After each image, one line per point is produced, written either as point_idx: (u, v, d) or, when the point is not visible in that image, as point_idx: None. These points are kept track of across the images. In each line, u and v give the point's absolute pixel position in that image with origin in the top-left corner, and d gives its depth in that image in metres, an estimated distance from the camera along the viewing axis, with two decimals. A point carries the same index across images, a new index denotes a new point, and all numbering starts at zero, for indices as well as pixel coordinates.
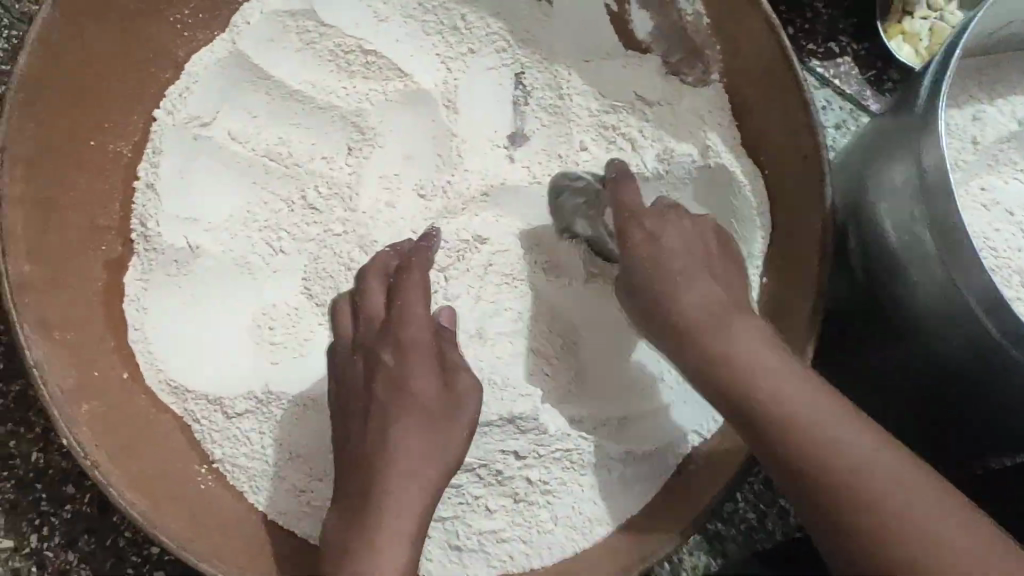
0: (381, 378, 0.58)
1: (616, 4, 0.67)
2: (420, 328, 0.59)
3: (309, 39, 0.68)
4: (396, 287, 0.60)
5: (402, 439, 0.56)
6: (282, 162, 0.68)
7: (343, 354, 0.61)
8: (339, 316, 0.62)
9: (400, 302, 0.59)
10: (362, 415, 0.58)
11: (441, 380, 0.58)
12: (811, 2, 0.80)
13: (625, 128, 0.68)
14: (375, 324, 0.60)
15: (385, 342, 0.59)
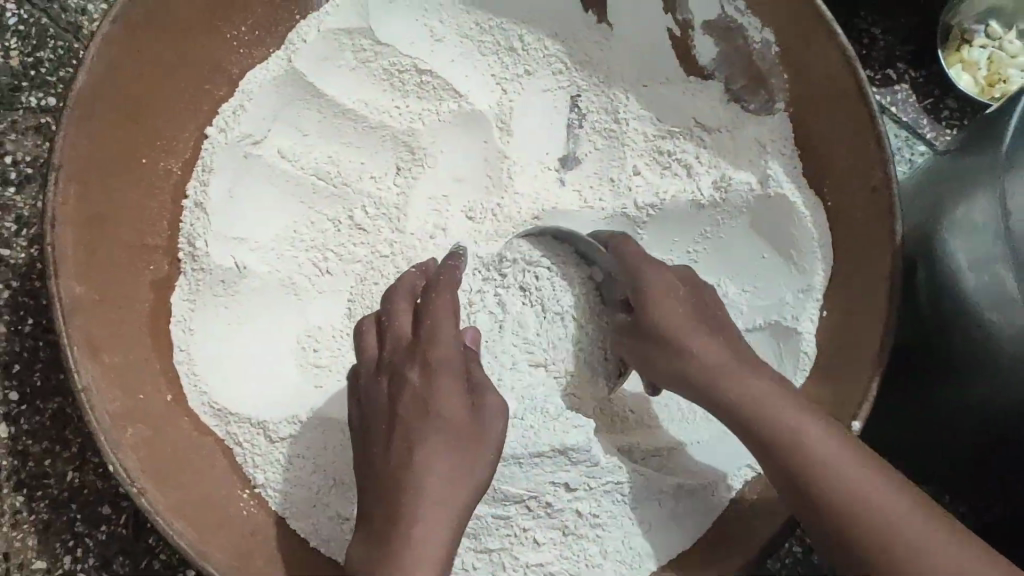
0: (404, 398, 0.54)
1: (679, 29, 0.66)
2: (451, 347, 0.56)
3: (364, 58, 0.67)
4: (425, 307, 0.58)
5: (431, 460, 0.52)
6: (331, 181, 0.67)
7: (367, 375, 0.57)
8: (363, 335, 0.59)
9: (427, 323, 0.57)
10: (387, 434, 0.54)
11: (469, 401, 0.55)
12: (868, 28, 0.78)
13: (681, 153, 0.66)
14: (401, 345, 0.57)
15: (411, 360, 0.55)
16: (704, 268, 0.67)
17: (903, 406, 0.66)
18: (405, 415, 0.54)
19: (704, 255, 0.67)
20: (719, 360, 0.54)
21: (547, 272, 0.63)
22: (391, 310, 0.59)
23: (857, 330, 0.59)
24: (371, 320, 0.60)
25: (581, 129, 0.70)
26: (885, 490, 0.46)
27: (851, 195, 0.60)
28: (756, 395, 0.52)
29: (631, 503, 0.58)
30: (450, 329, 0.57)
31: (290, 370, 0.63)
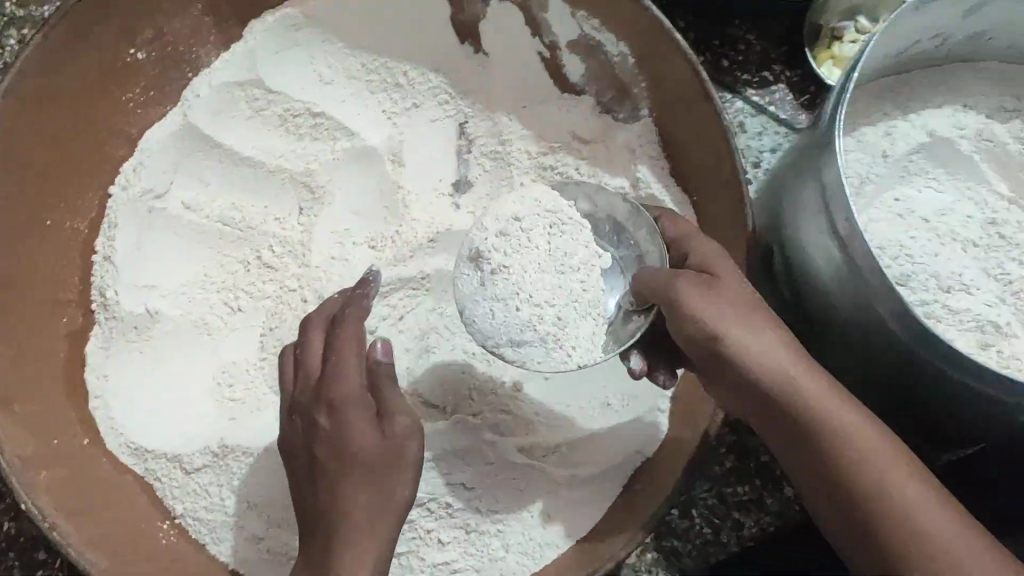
0: (320, 440, 0.56)
1: (548, 52, 0.70)
2: (353, 382, 0.57)
3: (257, 107, 0.71)
4: (331, 339, 0.59)
5: (354, 493, 0.54)
6: (237, 226, 0.70)
7: (287, 416, 0.59)
8: (283, 368, 0.61)
9: (331, 359, 0.57)
10: (311, 477, 0.56)
11: (380, 428, 0.56)
12: (743, 35, 0.83)
13: (562, 167, 0.71)
14: (308, 386, 0.58)
15: (317, 400, 0.57)
16: None
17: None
18: (323, 454, 0.55)
19: None
20: (769, 333, 0.51)
21: (564, 226, 0.62)
22: (303, 349, 0.60)
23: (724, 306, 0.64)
24: (292, 350, 0.62)
25: (470, 154, 0.73)
26: (931, 498, 0.44)
27: (716, 191, 0.63)
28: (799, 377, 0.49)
29: (528, 497, 0.64)
30: (349, 356, 0.57)
31: (207, 405, 0.67)
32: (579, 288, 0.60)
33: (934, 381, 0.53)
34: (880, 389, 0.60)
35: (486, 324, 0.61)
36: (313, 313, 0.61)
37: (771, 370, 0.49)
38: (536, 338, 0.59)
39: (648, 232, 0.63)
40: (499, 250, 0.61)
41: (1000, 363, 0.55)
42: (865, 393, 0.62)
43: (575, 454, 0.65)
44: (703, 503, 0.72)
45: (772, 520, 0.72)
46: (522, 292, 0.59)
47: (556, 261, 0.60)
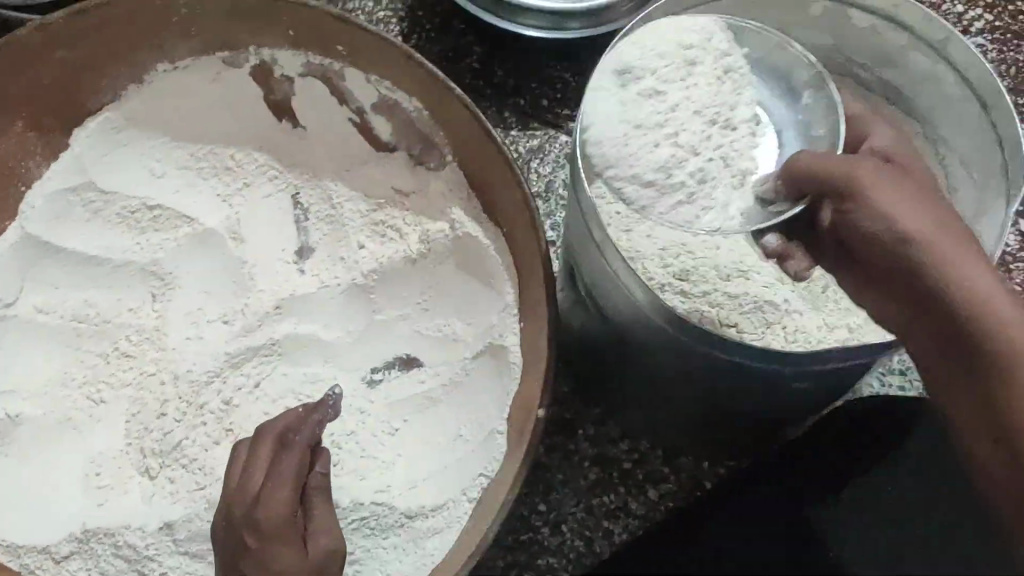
0: (248, 561, 0.56)
1: (358, 117, 0.76)
2: (284, 505, 0.56)
3: (96, 208, 0.76)
4: (274, 460, 0.59)
5: None
6: (90, 321, 0.74)
7: (221, 526, 0.58)
8: (230, 470, 0.60)
9: (274, 480, 0.57)
10: None
11: (303, 547, 0.57)
12: (560, 74, 0.88)
13: (391, 222, 0.75)
14: (245, 496, 0.57)
15: (248, 521, 0.56)
16: (434, 315, 0.74)
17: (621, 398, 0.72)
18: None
19: (430, 303, 0.74)
20: (935, 193, 0.54)
21: (737, 78, 0.61)
22: (251, 458, 0.59)
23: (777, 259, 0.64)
24: (242, 450, 0.61)
25: (307, 222, 0.77)
26: None
27: (513, 225, 0.67)
28: (956, 252, 0.49)
29: (382, 534, 0.68)
30: (289, 478, 0.58)
31: (76, 495, 0.70)
32: (750, 151, 0.59)
33: (717, 367, 0.56)
34: (688, 386, 0.62)
35: (613, 148, 0.57)
36: (266, 424, 0.60)
37: (904, 219, 0.50)
38: (662, 180, 0.57)
39: (825, 106, 0.62)
40: (654, 76, 0.59)
41: (786, 338, 0.60)
42: (683, 395, 0.64)
43: (420, 488, 0.69)
44: (574, 516, 0.73)
45: (640, 523, 0.73)
46: (668, 128, 0.58)
47: (717, 107, 0.60)
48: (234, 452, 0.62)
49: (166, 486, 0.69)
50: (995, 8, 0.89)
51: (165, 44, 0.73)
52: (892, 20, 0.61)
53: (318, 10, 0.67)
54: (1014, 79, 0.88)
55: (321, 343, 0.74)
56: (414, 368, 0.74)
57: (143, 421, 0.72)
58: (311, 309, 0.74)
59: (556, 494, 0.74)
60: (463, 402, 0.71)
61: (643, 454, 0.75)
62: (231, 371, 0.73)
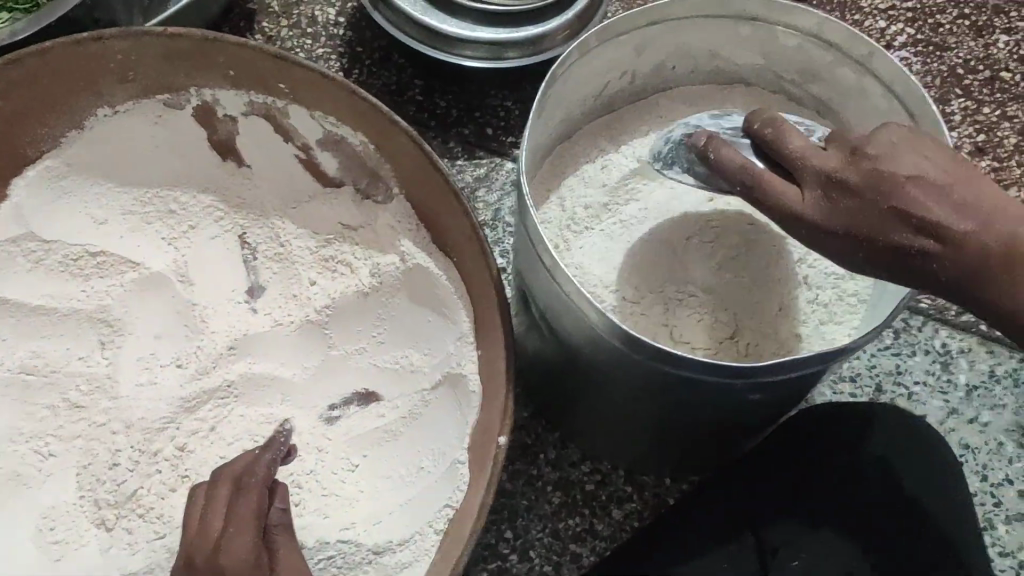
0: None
1: (302, 153, 0.76)
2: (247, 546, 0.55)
3: (38, 257, 0.75)
4: (234, 504, 0.57)
5: None
6: (37, 372, 0.73)
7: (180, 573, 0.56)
8: (190, 509, 0.59)
9: (233, 522, 0.56)
10: None
11: None
12: (501, 103, 0.89)
13: (341, 256, 0.75)
14: (204, 544, 0.55)
15: (211, 567, 0.54)
16: (390, 348, 0.74)
17: (577, 420, 0.72)
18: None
19: (385, 334, 0.75)
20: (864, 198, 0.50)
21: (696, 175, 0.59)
22: (207, 502, 0.58)
23: (725, 277, 0.63)
24: (198, 499, 0.59)
25: (256, 261, 0.77)
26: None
27: (463, 254, 0.68)
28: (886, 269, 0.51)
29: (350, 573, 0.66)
30: (249, 518, 0.56)
31: (29, 553, 0.68)
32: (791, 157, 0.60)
33: (672, 382, 0.56)
34: (644, 404, 0.63)
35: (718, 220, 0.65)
36: (220, 467, 0.60)
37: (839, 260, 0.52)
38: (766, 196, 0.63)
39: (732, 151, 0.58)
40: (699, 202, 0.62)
41: (744, 352, 0.61)
42: (645, 412, 0.64)
43: (383, 523, 0.67)
44: (541, 542, 0.72)
45: (608, 545, 0.73)
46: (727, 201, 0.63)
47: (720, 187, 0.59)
48: (189, 503, 0.61)
49: (123, 537, 0.68)
50: (916, 21, 0.93)
51: (102, 91, 0.73)
52: (819, 38, 0.63)
53: (258, 50, 0.68)
54: (938, 88, 0.91)
55: (277, 380, 0.74)
56: (374, 402, 0.74)
57: (95, 473, 0.70)
58: (267, 348, 0.74)
59: (523, 520, 0.73)
60: (424, 433, 0.71)
61: (605, 475, 0.75)
62: (187, 415, 0.72)
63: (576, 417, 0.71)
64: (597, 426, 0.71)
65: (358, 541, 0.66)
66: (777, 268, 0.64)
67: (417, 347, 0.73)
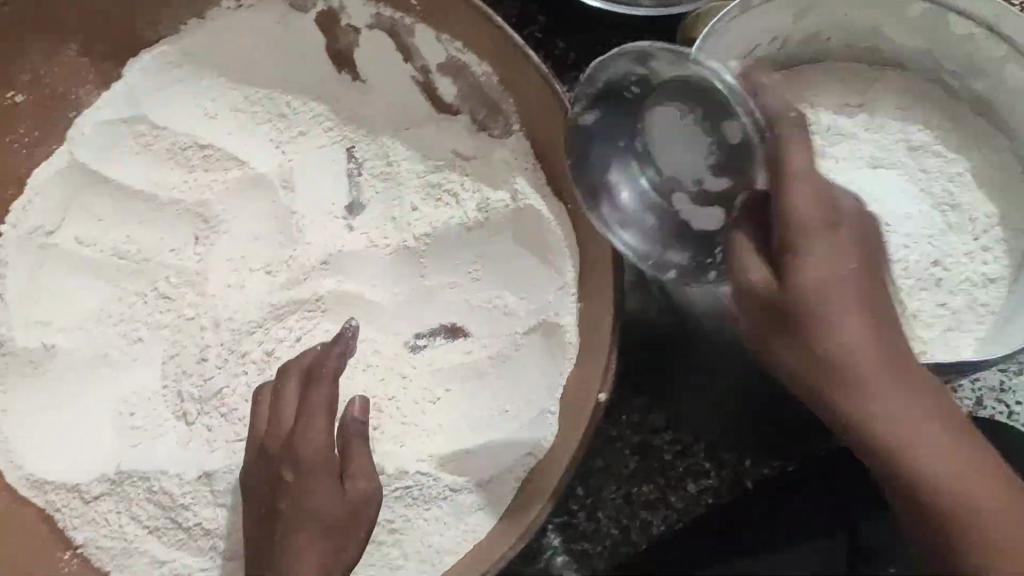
0: (284, 497, 0.58)
1: (421, 74, 0.72)
2: (318, 443, 0.58)
3: (144, 142, 0.73)
4: (305, 400, 0.60)
5: (306, 546, 0.57)
6: (132, 257, 0.72)
7: (256, 460, 0.62)
8: (258, 411, 0.64)
9: (306, 413, 0.59)
10: (269, 522, 0.59)
11: (338, 486, 0.58)
12: (624, 50, 0.86)
13: (449, 185, 0.73)
14: (280, 434, 0.60)
15: (286, 456, 0.58)
16: (485, 286, 0.72)
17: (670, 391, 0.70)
18: (285, 509, 0.58)
19: (484, 274, 0.72)
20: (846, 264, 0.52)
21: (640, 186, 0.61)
22: (283, 395, 0.62)
23: None
24: (269, 392, 0.64)
25: (359, 176, 0.75)
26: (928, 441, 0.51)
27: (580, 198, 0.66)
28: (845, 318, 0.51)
29: (424, 505, 0.65)
30: (320, 410, 0.59)
31: (108, 437, 0.68)
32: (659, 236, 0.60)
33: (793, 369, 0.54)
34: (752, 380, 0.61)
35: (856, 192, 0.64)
36: (296, 359, 0.63)
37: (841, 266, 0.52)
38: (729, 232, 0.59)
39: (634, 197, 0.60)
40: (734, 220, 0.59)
41: None
42: None
43: (469, 460, 0.66)
44: (612, 504, 0.72)
45: (679, 517, 0.71)
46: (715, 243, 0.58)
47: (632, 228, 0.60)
48: (259, 396, 0.65)
49: (202, 434, 0.68)
50: None
51: None
52: (993, 30, 0.59)
53: None
54: None
55: (366, 302, 0.72)
56: (461, 338, 0.72)
57: (180, 366, 0.69)
58: (359, 267, 0.73)
59: (597, 479, 0.72)
60: (510, 379, 0.69)
61: (686, 446, 0.71)
62: (274, 323, 0.71)
63: (675, 380, 0.72)
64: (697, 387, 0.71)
65: (438, 475, 0.65)
66: (906, 262, 0.63)
67: (515, 289, 0.71)
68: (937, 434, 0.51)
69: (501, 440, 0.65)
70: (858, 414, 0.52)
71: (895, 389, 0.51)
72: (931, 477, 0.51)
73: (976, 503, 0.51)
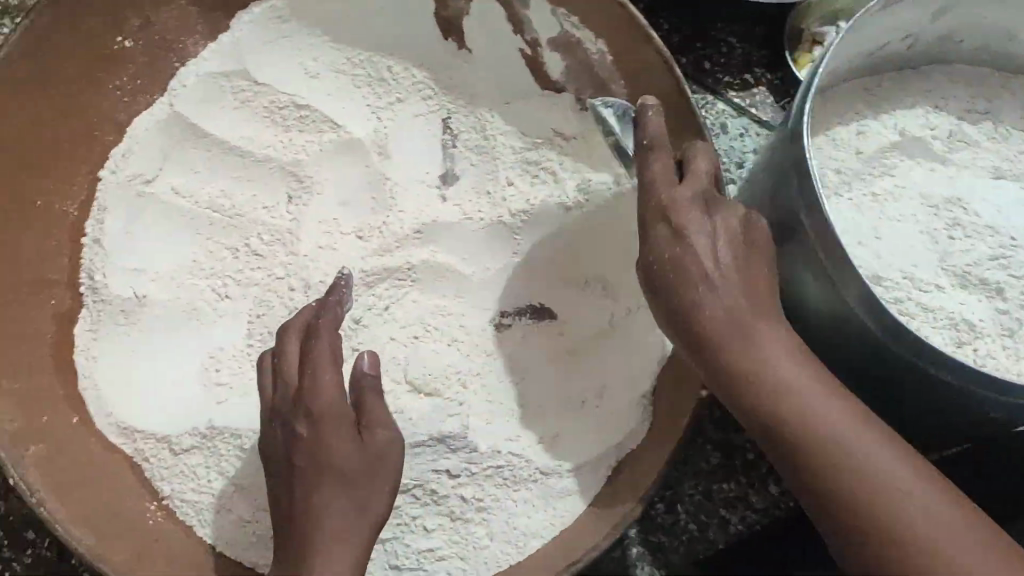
0: (300, 452, 0.57)
1: (529, 48, 0.71)
2: (330, 394, 0.58)
3: (243, 98, 0.72)
4: (309, 352, 0.60)
5: (330, 499, 0.56)
6: (224, 213, 0.71)
7: (267, 419, 0.61)
8: (263, 373, 0.62)
9: (311, 370, 0.59)
10: (289, 483, 0.58)
11: (356, 439, 0.58)
12: (726, 38, 0.84)
13: (546, 163, 0.72)
14: (289, 392, 0.59)
15: (299, 410, 0.58)
16: (580, 267, 0.72)
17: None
18: (303, 463, 0.57)
19: (579, 255, 0.72)
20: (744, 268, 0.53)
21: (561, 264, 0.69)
22: (286, 354, 0.61)
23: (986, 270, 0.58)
24: (271, 357, 0.62)
25: (455, 147, 0.74)
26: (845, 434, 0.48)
27: None
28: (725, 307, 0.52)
29: (514, 486, 0.64)
30: (325, 362, 0.59)
31: (196, 391, 0.67)
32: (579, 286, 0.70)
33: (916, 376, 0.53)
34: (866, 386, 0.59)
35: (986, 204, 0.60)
36: (294, 316, 0.63)
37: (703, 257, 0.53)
38: None
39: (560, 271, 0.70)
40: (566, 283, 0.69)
41: (975, 361, 0.56)
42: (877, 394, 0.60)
43: (561, 441, 0.66)
44: (691, 499, 0.71)
45: (758, 518, 0.71)
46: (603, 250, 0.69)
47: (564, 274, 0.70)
48: (260, 368, 0.63)
49: None
50: None
51: None
52: None
53: None
54: None
55: (456, 276, 0.71)
56: (549, 321, 0.71)
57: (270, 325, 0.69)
58: (452, 239, 0.71)
59: (677, 471, 0.71)
60: (600, 366, 0.68)
61: None
62: (364, 290, 0.70)
63: None
64: None
65: (530, 455, 0.65)
66: None
67: (614, 273, 0.71)
68: (828, 398, 0.49)
69: (597, 420, 0.67)
70: (747, 373, 0.51)
71: (774, 345, 0.51)
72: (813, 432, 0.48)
73: (921, 518, 0.45)
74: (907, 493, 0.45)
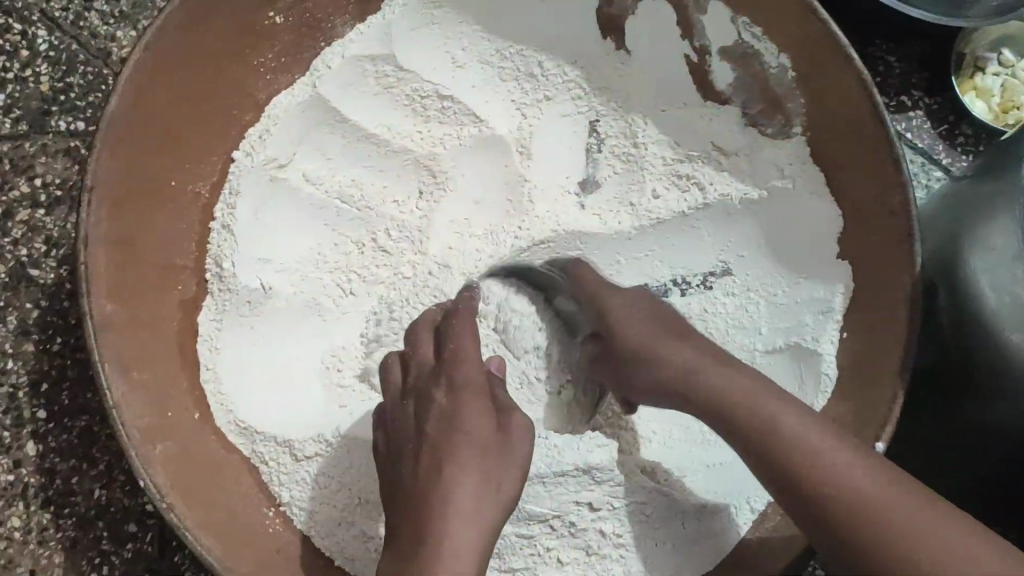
0: (429, 420, 0.53)
1: (696, 55, 0.66)
2: (475, 369, 0.55)
3: (387, 83, 0.67)
4: (447, 334, 0.58)
5: (456, 472, 0.50)
6: (355, 204, 0.67)
7: (394, 402, 0.57)
8: (388, 370, 0.59)
9: (451, 346, 0.57)
10: (413, 458, 0.53)
11: (495, 421, 0.53)
12: (883, 55, 0.79)
13: (697, 177, 0.67)
14: (425, 371, 0.57)
15: (438, 381, 0.55)
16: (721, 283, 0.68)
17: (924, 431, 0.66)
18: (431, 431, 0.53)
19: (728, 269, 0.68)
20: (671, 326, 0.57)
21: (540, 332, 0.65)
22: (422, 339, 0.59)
23: None
24: (399, 356, 0.59)
25: (599, 153, 0.70)
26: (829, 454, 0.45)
27: (868, 220, 0.61)
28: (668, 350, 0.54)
29: (655, 524, 0.61)
30: (466, 345, 0.57)
31: (315, 390, 0.65)
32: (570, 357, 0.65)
33: None
34: None
35: None
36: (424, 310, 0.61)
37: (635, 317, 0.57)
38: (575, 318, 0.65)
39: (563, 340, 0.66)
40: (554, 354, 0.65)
41: None
42: None
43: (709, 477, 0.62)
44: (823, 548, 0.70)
45: None
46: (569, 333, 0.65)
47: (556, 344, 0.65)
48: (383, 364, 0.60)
49: None
50: None
51: None
52: None
53: None
54: None
55: None
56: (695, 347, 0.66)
57: (399, 329, 0.65)
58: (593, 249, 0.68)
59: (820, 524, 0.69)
60: None
61: None
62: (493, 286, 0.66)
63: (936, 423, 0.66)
64: (957, 441, 0.65)
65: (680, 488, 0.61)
66: None
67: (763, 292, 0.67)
68: (808, 427, 0.47)
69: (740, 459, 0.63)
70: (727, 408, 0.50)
71: (719, 376, 0.51)
72: (788, 450, 0.46)
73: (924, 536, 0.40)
74: (880, 502, 0.42)
